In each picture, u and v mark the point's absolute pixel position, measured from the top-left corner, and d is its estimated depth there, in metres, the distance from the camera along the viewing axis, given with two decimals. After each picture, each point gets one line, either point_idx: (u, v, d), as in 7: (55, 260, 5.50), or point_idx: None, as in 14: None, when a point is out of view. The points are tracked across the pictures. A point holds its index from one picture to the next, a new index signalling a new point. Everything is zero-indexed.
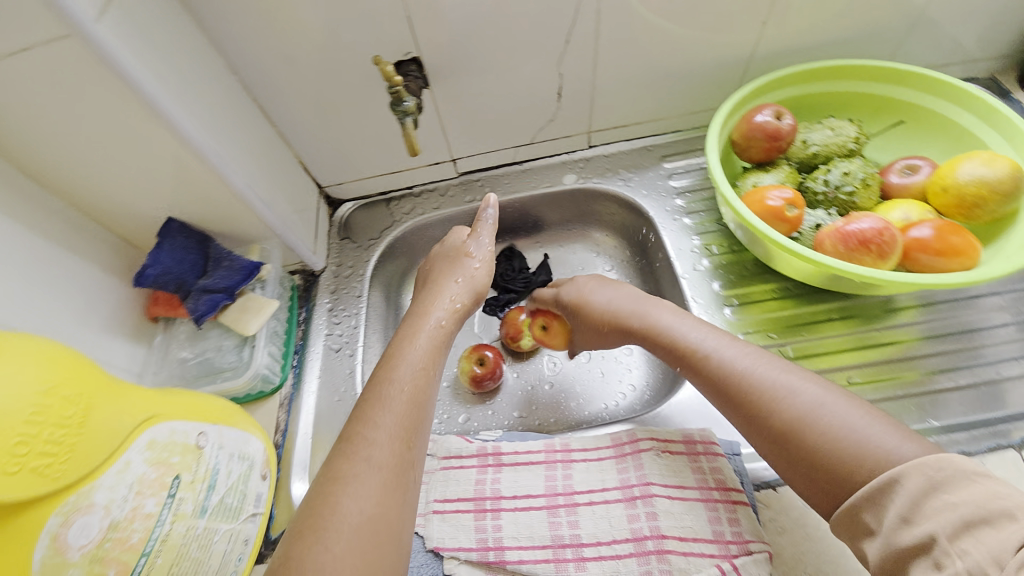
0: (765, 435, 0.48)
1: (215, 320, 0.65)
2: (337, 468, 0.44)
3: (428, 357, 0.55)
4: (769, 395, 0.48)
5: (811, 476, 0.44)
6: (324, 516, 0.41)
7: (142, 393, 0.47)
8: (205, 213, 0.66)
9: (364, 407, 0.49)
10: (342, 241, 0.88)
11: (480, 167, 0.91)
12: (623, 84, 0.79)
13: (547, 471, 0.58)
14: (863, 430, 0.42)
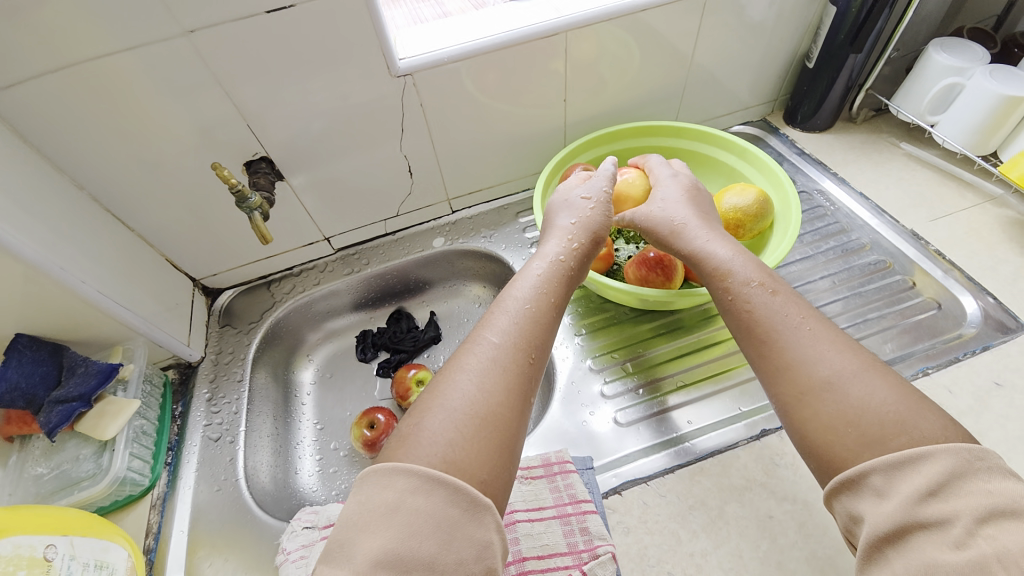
0: (776, 369, 0.50)
1: (71, 429, 0.65)
2: (462, 355, 0.48)
3: (546, 284, 0.56)
4: (795, 329, 0.50)
5: (811, 422, 0.45)
6: (439, 397, 0.44)
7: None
8: (57, 323, 0.66)
9: (493, 321, 0.51)
10: (222, 329, 0.90)
11: (355, 241, 0.98)
12: (463, 156, 0.92)
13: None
14: (889, 397, 0.43)
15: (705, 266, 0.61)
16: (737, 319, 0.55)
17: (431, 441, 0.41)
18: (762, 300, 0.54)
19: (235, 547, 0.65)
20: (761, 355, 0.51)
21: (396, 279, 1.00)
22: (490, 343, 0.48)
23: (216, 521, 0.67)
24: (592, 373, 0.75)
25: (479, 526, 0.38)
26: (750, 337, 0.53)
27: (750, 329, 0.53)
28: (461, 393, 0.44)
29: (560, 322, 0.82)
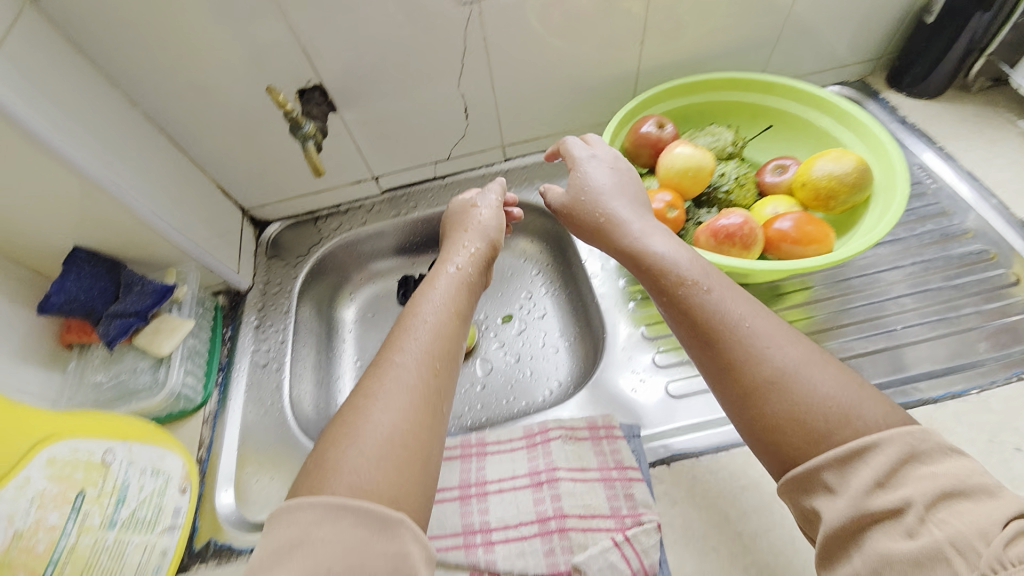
0: (722, 371, 0.47)
1: (129, 343, 0.65)
2: (371, 377, 0.49)
3: (450, 299, 0.60)
4: (735, 323, 0.48)
5: (767, 422, 0.43)
6: (356, 429, 0.44)
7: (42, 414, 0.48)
8: (113, 239, 0.66)
9: (399, 337, 0.53)
10: (269, 260, 0.89)
11: (403, 181, 0.94)
12: (525, 99, 0.85)
13: (462, 464, 0.60)
14: (832, 387, 0.42)
15: (639, 257, 0.59)
16: (672, 309, 0.52)
17: (354, 475, 0.41)
18: (694, 291, 0.51)
19: (280, 467, 0.67)
20: (701, 355, 0.49)
21: (442, 226, 0.97)
22: (403, 360, 0.50)
23: (264, 442, 0.69)
24: (645, 341, 0.71)
25: (407, 536, 0.39)
26: (694, 335, 0.50)
27: (689, 323, 0.50)
28: (382, 421, 0.45)
29: (613, 284, 0.79)
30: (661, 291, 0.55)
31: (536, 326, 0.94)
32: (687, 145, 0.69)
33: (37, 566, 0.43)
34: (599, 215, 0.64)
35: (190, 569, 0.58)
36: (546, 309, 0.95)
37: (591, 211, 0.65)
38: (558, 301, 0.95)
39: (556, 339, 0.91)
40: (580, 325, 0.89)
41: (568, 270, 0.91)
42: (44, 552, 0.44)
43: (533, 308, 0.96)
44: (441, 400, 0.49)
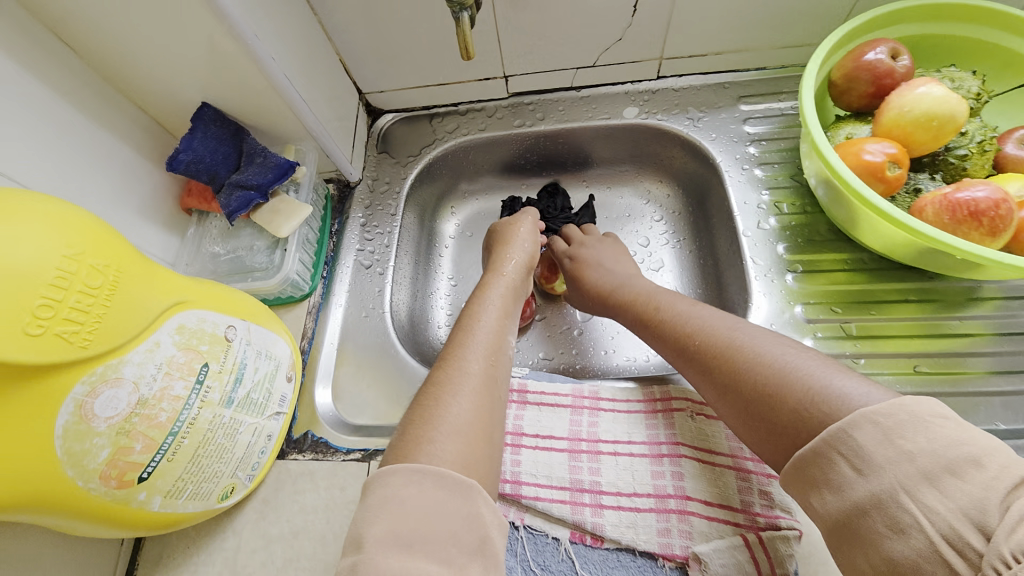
0: (710, 385, 0.48)
1: (248, 218, 0.63)
2: (446, 363, 0.48)
3: (507, 297, 0.58)
4: (704, 339, 0.50)
5: (758, 417, 0.42)
6: (435, 413, 0.42)
7: (171, 276, 0.44)
8: (239, 103, 0.61)
9: (468, 331, 0.52)
10: (379, 155, 0.83)
11: (533, 87, 0.82)
12: (713, 1, 0.67)
13: (574, 415, 0.55)
14: (806, 366, 0.41)
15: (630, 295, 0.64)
16: (661, 336, 0.55)
17: (443, 453, 0.39)
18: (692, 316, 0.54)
19: (377, 375, 0.65)
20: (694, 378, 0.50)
21: (566, 146, 0.86)
22: (476, 356, 0.49)
23: (363, 345, 0.67)
24: (802, 322, 0.61)
25: (483, 503, 0.38)
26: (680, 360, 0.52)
27: (674, 347, 0.53)
28: (461, 410, 0.43)
29: (769, 250, 0.66)
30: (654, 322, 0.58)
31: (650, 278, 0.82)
32: (936, 84, 0.51)
33: (159, 436, 0.41)
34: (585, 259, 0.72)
35: (288, 455, 0.59)
36: (664, 262, 0.83)
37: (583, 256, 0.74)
38: (682, 254, 0.82)
39: None
40: (708, 286, 0.77)
41: (707, 221, 0.79)
42: (165, 422, 0.41)
43: (649, 257, 0.84)
44: (500, 386, 0.48)
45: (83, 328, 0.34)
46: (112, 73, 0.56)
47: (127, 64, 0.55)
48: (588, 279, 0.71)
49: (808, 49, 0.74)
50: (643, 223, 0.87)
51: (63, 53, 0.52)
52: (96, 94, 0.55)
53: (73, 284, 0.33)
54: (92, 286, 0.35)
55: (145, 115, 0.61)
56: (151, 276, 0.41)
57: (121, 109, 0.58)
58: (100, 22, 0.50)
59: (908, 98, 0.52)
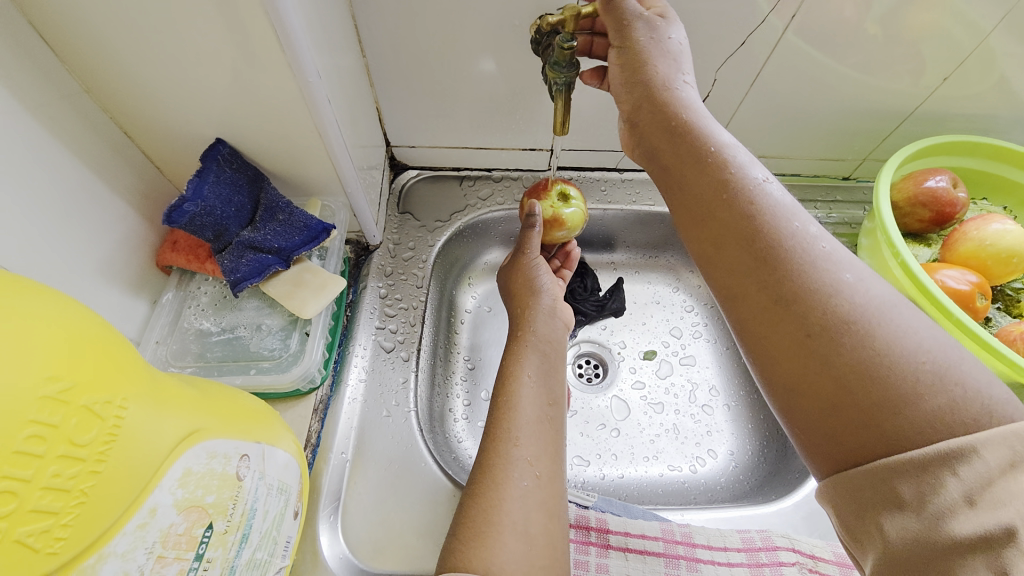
0: (770, 305, 0.35)
1: (256, 288, 0.49)
2: (490, 461, 0.44)
3: (543, 360, 0.54)
4: (795, 249, 0.36)
5: (837, 371, 0.32)
6: (493, 516, 0.40)
7: (174, 391, 0.30)
8: (264, 143, 0.49)
9: (508, 416, 0.47)
10: (401, 216, 0.72)
11: (577, 163, 0.77)
12: (774, 108, 0.68)
13: (667, 566, 0.49)
14: (924, 337, 0.32)
15: (693, 169, 0.42)
16: (718, 230, 0.39)
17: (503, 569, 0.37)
18: (801, 233, 0.37)
19: (401, 500, 0.51)
20: (733, 290, 0.38)
21: (601, 228, 0.80)
22: (521, 454, 0.44)
23: (384, 455, 0.53)
24: None
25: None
26: (731, 263, 0.38)
27: (732, 250, 0.38)
28: (517, 516, 0.41)
29: None
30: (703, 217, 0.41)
31: (684, 374, 0.75)
32: (1009, 222, 0.58)
33: None
34: (666, 103, 0.44)
35: None
36: (698, 357, 0.77)
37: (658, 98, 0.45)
38: (719, 352, 0.77)
39: (711, 396, 0.74)
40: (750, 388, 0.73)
41: None
42: None
43: (681, 351, 0.77)
44: (556, 477, 0.45)
45: (57, 522, 0.22)
46: (104, 90, 0.43)
47: (129, 82, 0.42)
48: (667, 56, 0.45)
49: (842, 164, 0.77)
50: (673, 312, 0.80)
51: (34, 53, 0.38)
52: (75, 112, 0.42)
53: (52, 446, 0.21)
54: (80, 443, 0.22)
55: (132, 144, 0.48)
56: (155, 399, 0.28)
57: (96, 129, 0.44)
58: (102, 22, 0.37)
59: (988, 232, 0.57)
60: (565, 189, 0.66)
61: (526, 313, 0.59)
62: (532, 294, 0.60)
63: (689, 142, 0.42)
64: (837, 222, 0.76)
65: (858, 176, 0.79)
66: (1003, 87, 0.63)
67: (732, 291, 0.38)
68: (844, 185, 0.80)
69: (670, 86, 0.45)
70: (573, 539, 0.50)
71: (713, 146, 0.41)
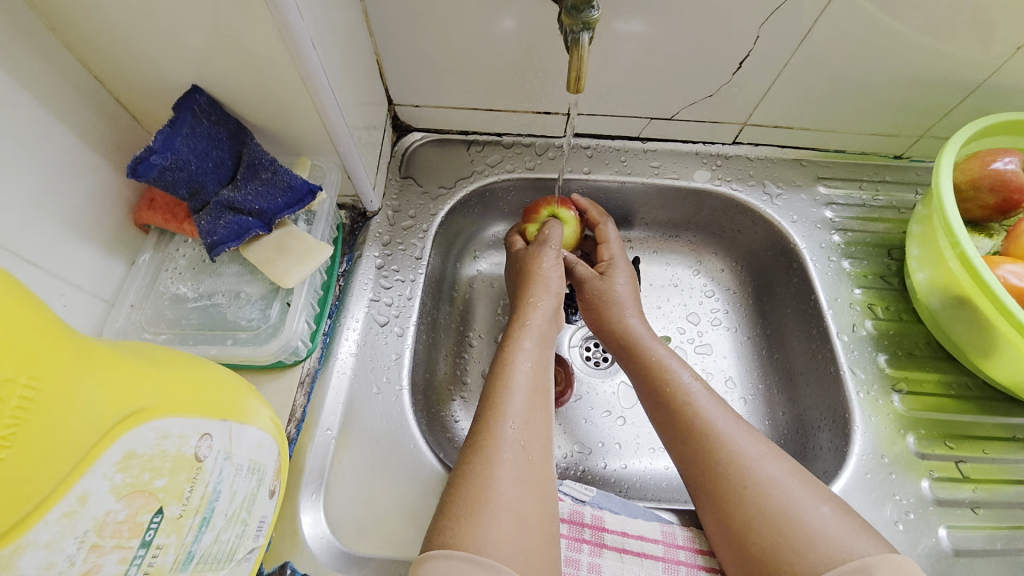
0: (710, 474, 0.45)
1: (237, 252, 0.46)
2: (481, 442, 0.41)
3: (541, 346, 0.51)
4: (712, 436, 0.47)
5: (736, 524, 0.43)
6: (481, 486, 0.39)
7: (117, 369, 0.28)
8: (246, 93, 0.44)
9: (500, 385, 0.46)
10: (403, 182, 0.67)
11: (596, 130, 0.70)
12: (824, 73, 0.59)
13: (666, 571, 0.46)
14: (809, 500, 0.42)
15: (652, 373, 0.53)
16: (672, 417, 0.50)
17: (494, 550, 0.36)
18: (710, 417, 0.48)
19: (389, 481, 0.48)
20: (686, 458, 0.48)
21: (618, 203, 0.73)
22: (514, 437, 0.42)
23: (372, 434, 0.50)
24: (912, 456, 0.53)
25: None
26: (679, 434, 0.49)
27: (680, 430, 0.49)
28: (510, 496, 0.39)
29: (868, 360, 0.58)
30: (658, 406, 0.52)
31: (698, 363, 0.70)
32: None
33: None
34: (619, 312, 0.59)
35: None
36: (715, 346, 0.71)
37: (613, 312, 0.59)
38: (738, 341, 0.71)
39: (726, 387, 0.68)
40: (770, 382, 0.67)
41: (774, 309, 0.69)
42: None
43: (698, 338, 0.72)
44: (546, 462, 0.43)
45: None
46: (68, 28, 0.39)
47: (92, 17, 0.38)
48: (615, 283, 0.61)
49: (895, 140, 0.69)
50: (691, 297, 0.74)
51: None
52: (36, 52, 0.38)
53: None
54: None
55: (102, 89, 0.44)
56: (76, 374, 0.25)
57: (62, 72, 0.40)
58: None
59: None
60: (558, 211, 0.64)
61: (532, 304, 0.54)
62: (543, 287, 0.56)
63: (638, 355, 0.55)
64: (883, 205, 0.69)
65: (911, 155, 0.71)
66: None
67: (684, 471, 0.48)
68: (895, 164, 0.71)
69: (624, 304, 0.60)
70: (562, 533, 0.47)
71: (654, 354, 0.54)
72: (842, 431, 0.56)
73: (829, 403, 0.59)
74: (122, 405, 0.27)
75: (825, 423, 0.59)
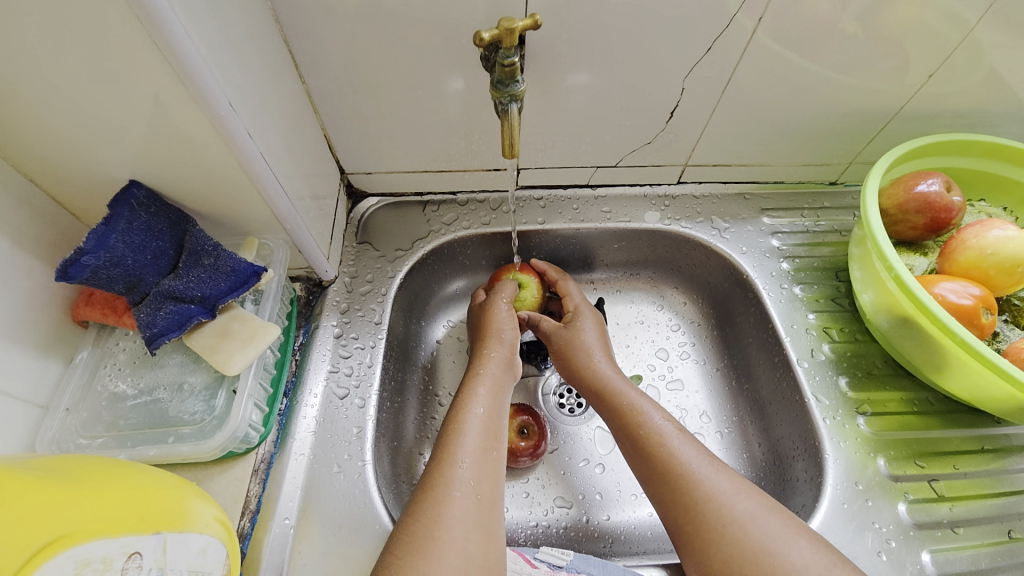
0: (683, 515, 0.44)
1: (180, 340, 0.45)
2: (432, 481, 0.43)
3: (495, 392, 0.52)
4: (684, 473, 0.46)
5: (717, 568, 0.41)
6: (429, 538, 0.39)
7: (32, 499, 0.27)
8: (186, 182, 0.44)
9: (453, 435, 0.46)
10: (359, 247, 0.68)
11: (546, 182, 0.72)
12: (749, 115, 0.63)
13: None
14: (779, 534, 0.41)
15: (622, 412, 0.52)
16: (646, 460, 0.48)
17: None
18: (680, 455, 0.47)
19: (353, 569, 0.46)
20: (663, 501, 0.46)
21: (576, 248, 0.75)
22: (464, 476, 0.43)
23: (334, 518, 0.48)
24: (887, 480, 0.53)
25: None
26: (653, 475, 0.47)
27: (654, 471, 0.47)
28: (457, 532, 0.40)
29: (831, 384, 0.59)
30: (631, 446, 0.50)
31: (672, 400, 0.70)
32: (1011, 228, 0.53)
33: None
34: (587, 358, 0.58)
35: None
36: (686, 381, 0.71)
37: (579, 358, 0.59)
38: (708, 374, 0.71)
39: (702, 422, 0.68)
40: (743, 413, 0.67)
41: (738, 339, 0.70)
42: None
43: (668, 375, 0.72)
44: (494, 502, 0.43)
45: None
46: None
47: (24, 124, 0.38)
48: (583, 333, 0.61)
49: (827, 168, 0.72)
50: (658, 333, 0.75)
51: None
52: None
53: None
54: None
55: (38, 190, 0.43)
56: None
57: None
58: None
59: (989, 239, 0.53)
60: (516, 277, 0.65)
61: (486, 355, 0.56)
62: (496, 339, 0.58)
63: (608, 397, 0.54)
64: (825, 230, 0.72)
65: (845, 180, 0.75)
66: (992, 80, 0.59)
67: (662, 514, 0.46)
68: (831, 190, 0.75)
69: (592, 351, 0.59)
70: None
71: (626, 393, 0.54)
72: (815, 461, 0.56)
73: (799, 430, 0.59)
74: (36, 536, 0.26)
75: (798, 452, 0.59)
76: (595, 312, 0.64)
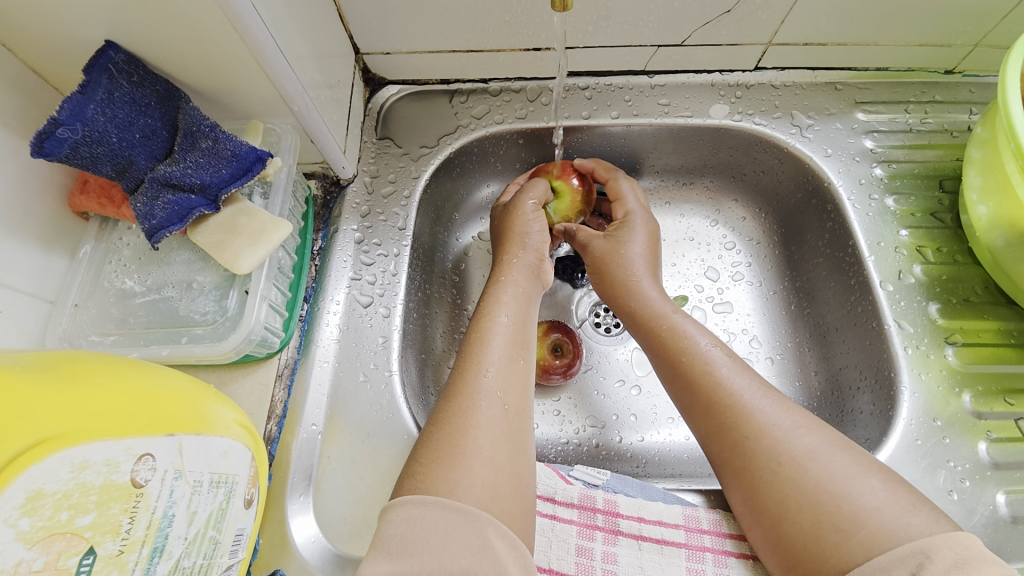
0: (734, 445, 0.40)
1: (183, 235, 0.41)
2: (456, 390, 0.39)
3: (521, 301, 0.47)
4: (738, 401, 0.40)
5: (770, 502, 0.37)
6: (456, 447, 0.36)
7: (13, 398, 0.25)
8: (167, 47, 0.37)
9: (479, 343, 0.42)
10: (380, 143, 0.60)
11: (595, 67, 0.60)
12: None
13: (688, 559, 0.42)
14: (851, 472, 0.36)
15: (669, 332, 0.47)
16: (690, 385, 0.43)
17: (468, 494, 0.33)
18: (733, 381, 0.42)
19: (383, 476, 0.45)
20: (708, 429, 0.41)
21: (623, 150, 0.65)
22: (490, 386, 0.39)
23: (362, 425, 0.47)
24: (969, 417, 0.48)
25: (498, 543, 0.32)
26: (699, 401, 0.42)
27: (700, 397, 0.42)
28: (485, 443, 0.36)
29: (916, 311, 0.51)
30: (674, 370, 0.45)
31: (719, 323, 0.63)
32: None
33: None
34: (625, 276, 0.52)
35: None
36: (736, 304, 0.64)
37: (619, 272, 0.52)
38: (762, 297, 0.64)
39: (751, 347, 0.62)
40: (801, 339, 0.61)
41: (805, 259, 0.62)
42: None
43: (717, 296, 0.65)
44: (523, 413, 0.40)
45: None
46: None
47: None
48: (631, 244, 0.54)
49: (951, 50, 0.57)
50: (709, 251, 0.67)
51: None
52: None
53: None
54: None
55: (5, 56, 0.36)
56: None
57: None
58: None
59: None
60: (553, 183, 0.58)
61: (507, 262, 0.51)
62: (521, 248, 0.52)
63: (653, 315, 0.49)
64: (933, 130, 0.59)
65: (965, 69, 0.60)
66: None
67: (706, 444, 0.42)
68: (946, 81, 0.61)
69: (632, 270, 0.52)
70: (574, 519, 0.44)
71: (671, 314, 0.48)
72: (887, 394, 0.50)
73: (870, 360, 0.53)
74: (18, 439, 0.24)
75: (864, 384, 0.53)
76: (647, 220, 0.55)
